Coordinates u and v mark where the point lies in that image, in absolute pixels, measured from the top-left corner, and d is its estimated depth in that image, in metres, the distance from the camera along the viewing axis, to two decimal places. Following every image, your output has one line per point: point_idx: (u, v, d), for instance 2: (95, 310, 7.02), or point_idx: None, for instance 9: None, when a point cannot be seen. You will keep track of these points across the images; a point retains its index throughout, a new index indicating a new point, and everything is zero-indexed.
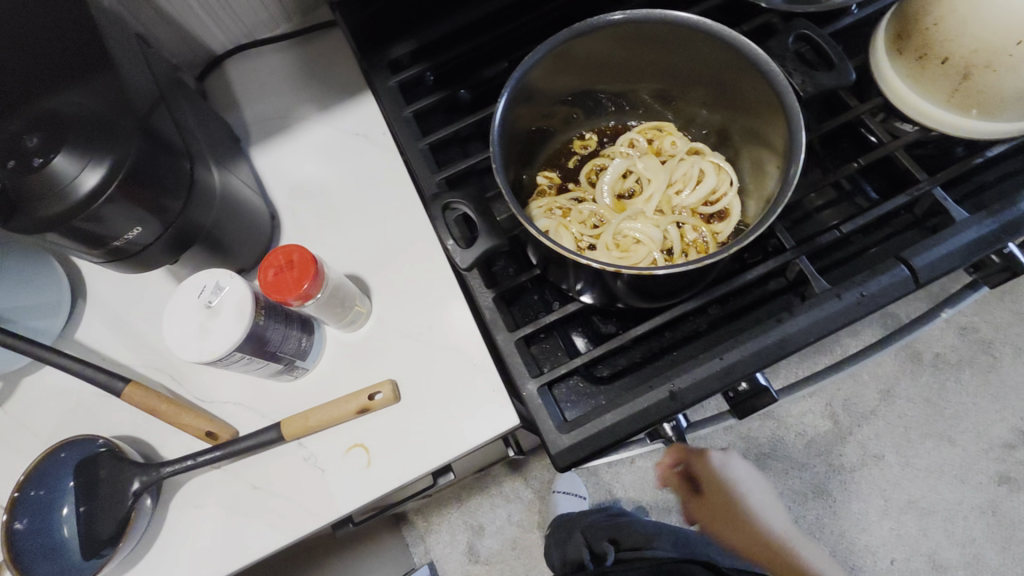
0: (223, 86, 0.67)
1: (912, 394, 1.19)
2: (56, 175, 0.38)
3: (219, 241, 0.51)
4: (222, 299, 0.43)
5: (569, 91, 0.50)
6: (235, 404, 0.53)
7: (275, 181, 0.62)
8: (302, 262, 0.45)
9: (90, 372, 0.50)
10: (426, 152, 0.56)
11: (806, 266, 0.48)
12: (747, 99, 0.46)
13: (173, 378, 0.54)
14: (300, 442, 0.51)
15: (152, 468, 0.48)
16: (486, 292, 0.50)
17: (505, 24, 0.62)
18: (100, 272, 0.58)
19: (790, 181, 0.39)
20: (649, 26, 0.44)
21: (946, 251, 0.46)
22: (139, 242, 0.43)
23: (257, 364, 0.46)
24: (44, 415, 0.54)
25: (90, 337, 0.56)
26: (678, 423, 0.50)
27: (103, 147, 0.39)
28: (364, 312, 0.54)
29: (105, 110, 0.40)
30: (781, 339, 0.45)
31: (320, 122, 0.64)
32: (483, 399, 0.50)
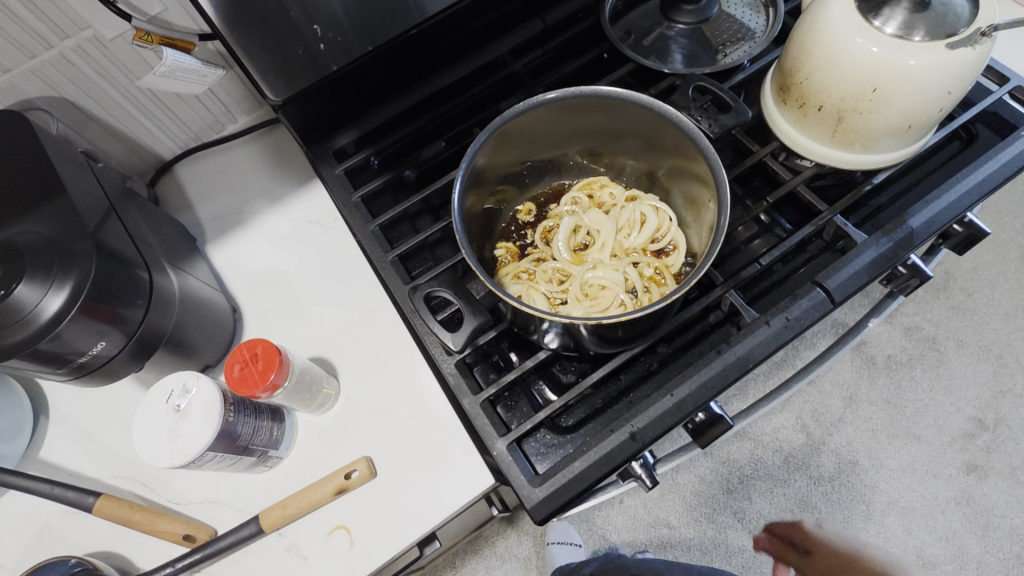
0: (176, 190, 0.70)
1: (874, 397, 1.24)
2: (19, 304, 0.40)
3: (184, 342, 0.53)
4: (190, 402, 0.44)
5: (510, 165, 0.55)
6: (212, 503, 0.53)
7: (233, 276, 0.64)
8: (266, 355, 0.46)
9: (59, 491, 0.49)
10: (377, 233, 0.60)
11: (735, 298, 0.52)
12: (668, 146, 0.51)
13: (145, 486, 0.54)
14: (279, 533, 0.51)
15: None
16: (448, 359, 0.52)
17: (439, 106, 0.67)
18: (61, 386, 0.58)
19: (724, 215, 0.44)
20: (569, 101, 0.50)
21: (853, 272, 0.52)
22: (104, 355, 0.45)
23: (231, 460, 0.47)
24: (10, 542, 0.53)
25: (56, 453, 0.56)
26: (647, 461, 0.52)
27: (63, 271, 0.41)
28: (333, 393, 0.55)
29: (61, 236, 0.42)
30: (723, 367, 0.50)
31: (274, 214, 0.67)
32: (457, 464, 0.52)
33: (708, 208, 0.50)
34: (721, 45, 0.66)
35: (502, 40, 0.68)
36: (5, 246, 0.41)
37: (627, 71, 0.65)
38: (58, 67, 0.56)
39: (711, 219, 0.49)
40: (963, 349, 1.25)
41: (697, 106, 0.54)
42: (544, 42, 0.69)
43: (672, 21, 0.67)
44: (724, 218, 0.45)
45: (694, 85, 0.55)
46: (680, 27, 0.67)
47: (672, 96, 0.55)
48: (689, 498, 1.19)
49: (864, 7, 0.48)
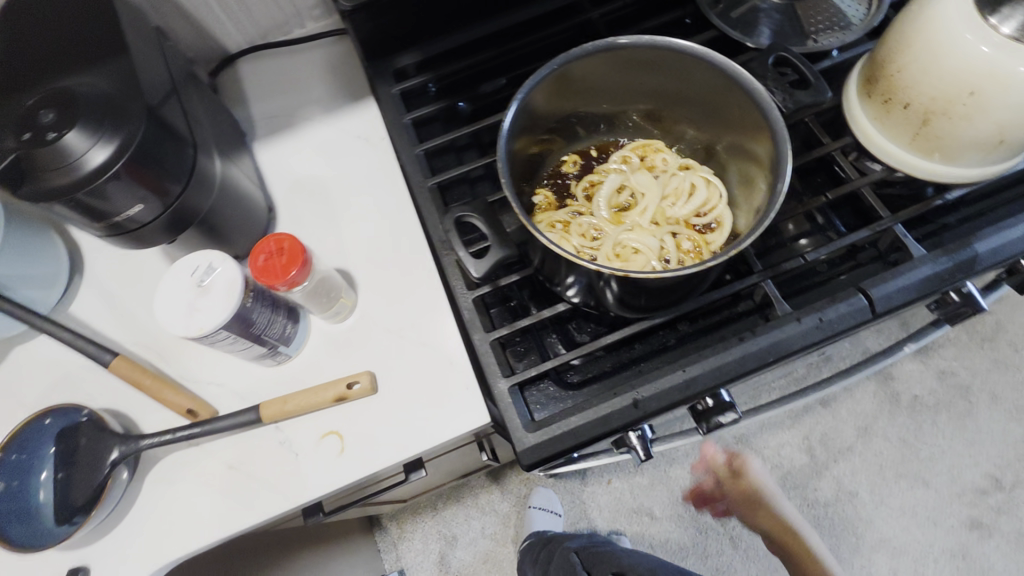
0: (234, 84, 0.70)
1: (889, 433, 1.20)
2: (66, 151, 0.41)
3: (216, 227, 0.54)
4: (213, 279, 0.45)
5: (566, 112, 0.53)
6: (217, 386, 0.54)
7: (275, 177, 0.65)
8: (292, 251, 0.47)
9: (81, 342, 0.52)
10: (421, 158, 0.59)
11: (771, 289, 0.50)
12: (733, 118, 0.49)
13: (159, 357, 0.56)
14: (277, 426, 0.53)
15: (131, 439, 0.50)
16: (466, 293, 0.52)
17: (507, 44, 0.66)
18: (100, 250, 0.61)
19: (779, 198, 0.42)
20: (639, 52, 0.47)
21: (902, 285, 0.49)
22: (138, 220, 0.45)
23: (241, 345, 0.48)
24: (31, 382, 0.56)
25: (84, 310, 0.59)
26: (644, 433, 0.52)
27: (113, 128, 0.41)
28: (349, 305, 0.56)
29: (118, 94, 0.42)
30: (744, 355, 0.48)
31: (324, 124, 0.67)
32: (457, 397, 0.52)
33: (761, 190, 0.47)
34: (813, 30, 0.62)
35: None
36: (64, 94, 0.42)
37: (707, 39, 0.62)
38: None
39: (762, 201, 0.47)
40: (996, 404, 1.20)
41: (774, 78, 0.51)
42: None
43: None
44: (777, 203, 0.42)
45: (777, 56, 0.52)
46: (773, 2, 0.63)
47: (750, 65, 0.52)
48: (677, 493, 1.19)
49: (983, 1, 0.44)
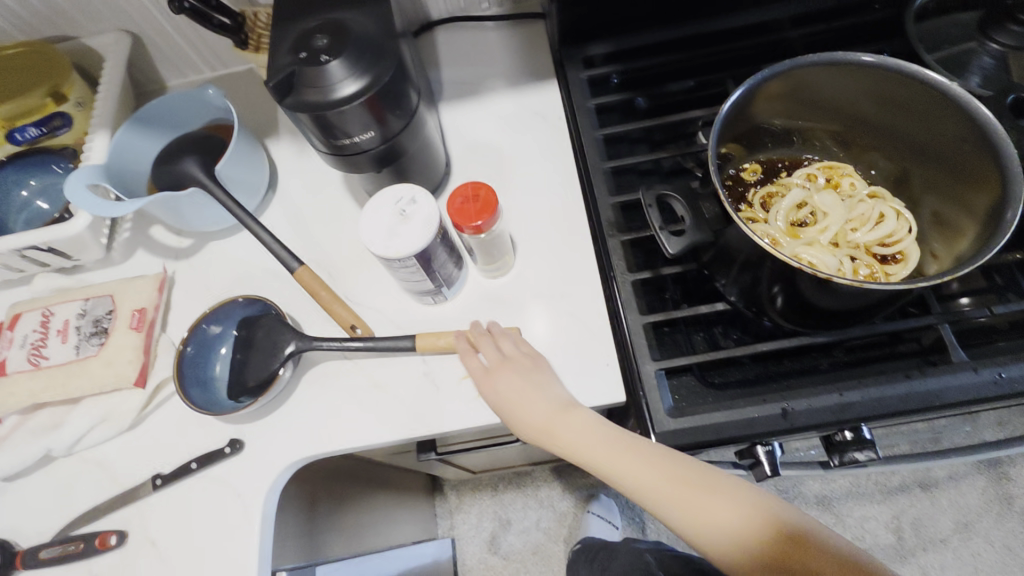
0: (430, 47, 0.76)
1: (993, 535, 1.10)
2: (329, 73, 0.46)
3: (406, 171, 0.58)
4: (415, 210, 0.49)
5: (770, 118, 0.54)
6: (377, 311, 0.59)
7: (454, 136, 0.69)
8: (485, 200, 0.50)
9: (277, 247, 0.58)
10: (599, 141, 0.62)
11: (947, 335, 0.49)
12: (947, 150, 0.48)
13: (330, 275, 0.62)
14: (423, 358, 0.57)
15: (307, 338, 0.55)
16: (626, 274, 0.54)
17: (697, 49, 0.67)
18: (294, 172, 0.68)
19: (1005, 232, 0.41)
20: (864, 69, 0.47)
21: None
22: (362, 146, 0.50)
23: (418, 276, 0.52)
24: (220, 274, 0.64)
25: (273, 221, 0.66)
26: (774, 449, 0.50)
27: (371, 63, 0.47)
28: (508, 264, 0.59)
29: (378, 34, 0.48)
30: (907, 393, 0.46)
31: (506, 96, 0.71)
32: (595, 370, 0.54)
33: (969, 229, 0.47)
34: None
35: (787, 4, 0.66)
36: (335, 24, 0.48)
37: None
38: None
39: (970, 241, 0.46)
40: None
41: None
42: (830, 20, 0.66)
43: (988, 39, 0.60)
44: (1003, 235, 0.41)
45: None
46: (993, 47, 0.60)
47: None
48: None
49: None
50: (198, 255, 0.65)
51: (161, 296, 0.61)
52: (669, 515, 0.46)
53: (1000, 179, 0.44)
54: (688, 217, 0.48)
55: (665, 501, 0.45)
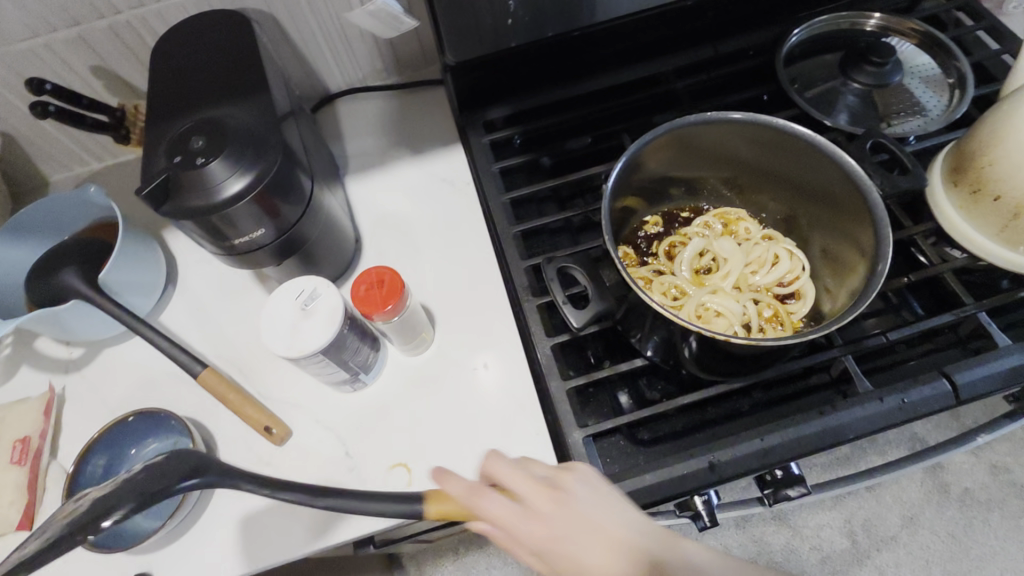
0: (331, 120, 0.75)
1: (936, 525, 1.14)
2: (211, 175, 0.44)
3: (314, 257, 0.56)
4: (318, 304, 0.48)
5: (664, 174, 0.56)
6: (294, 406, 0.56)
7: (363, 210, 0.68)
8: (391, 284, 0.49)
9: (175, 352, 0.55)
10: (507, 206, 0.62)
11: (851, 365, 0.50)
12: (824, 194, 0.51)
13: (240, 373, 0.58)
14: (346, 452, 0.54)
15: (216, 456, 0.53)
16: (545, 340, 0.53)
17: (593, 105, 0.69)
18: (194, 264, 0.64)
19: (880, 274, 0.44)
20: (738, 125, 0.50)
21: (987, 373, 0.49)
22: (257, 243, 0.48)
23: (330, 369, 0.50)
24: (116, 385, 0.59)
25: (174, 320, 0.61)
26: (710, 499, 0.50)
27: (254, 158, 0.45)
28: (428, 340, 0.58)
29: (260, 128, 0.47)
30: (822, 429, 0.48)
31: (413, 164, 0.70)
32: (526, 442, 0.53)
33: (855, 265, 0.49)
34: (890, 116, 0.64)
35: (670, 58, 0.70)
36: (213, 124, 0.46)
37: (788, 117, 0.65)
38: None
39: (858, 277, 0.48)
40: None
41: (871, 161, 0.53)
42: (711, 70, 0.70)
43: (850, 79, 0.65)
44: (879, 276, 0.44)
45: (874, 140, 0.55)
46: (855, 86, 0.65)
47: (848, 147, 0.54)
48: None
49: None
50: (91, 367, 0.59)
51: (48, 422, 0.56)
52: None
53: (873, 219, 0.47)
54: (591, 289, 0.48)
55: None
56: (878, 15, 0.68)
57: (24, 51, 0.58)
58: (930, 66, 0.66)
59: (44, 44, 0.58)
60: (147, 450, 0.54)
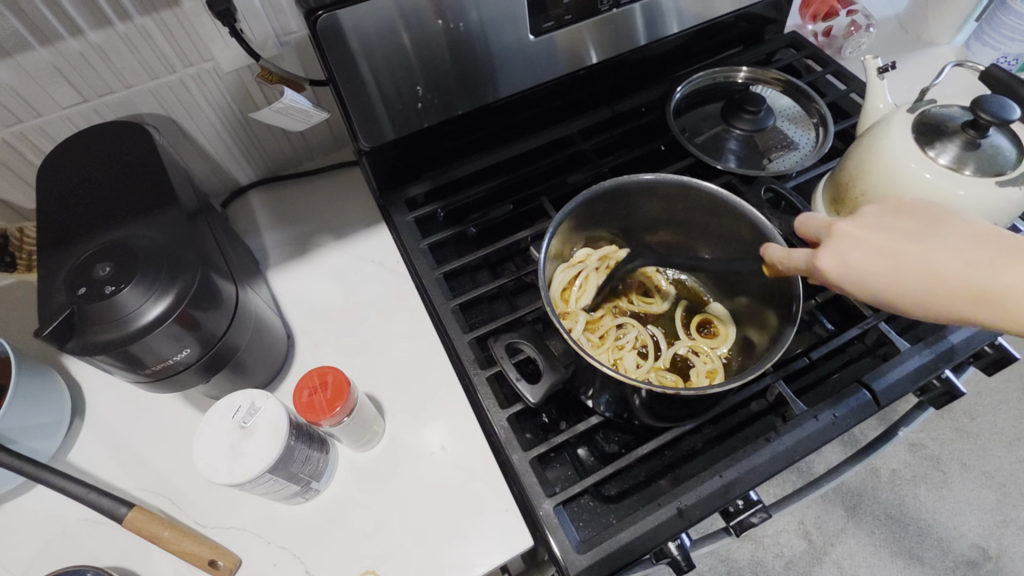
0: (245, 213, 0.72)
1: (877, 510, 1.21)
2: (123, 302, 0.41)
3: (244, 366, 0.53)
4: (257, 420, 0.44)
5: (583, 239, 0.59)
6: (240, 529, 0.51)
7: (290, 303, 0.65)
8: (335, 384, 0.47)
9: (92, 496, 0.48)
10: (440, 280, 0.62)
11: (784, 389, 0.54)
12: (722, 230, 0.57)
13: (173, 503, 0.53)
14: (306, 570, 0.50)
15: None
16: (500, 412, 0.53)
17: (509, 172, 0.72)
18: (104, 390, 0.59)
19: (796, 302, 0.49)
20: (633, 186, 0.55)
21: (897, 377, 0.54)
22: (182, 364, 0.45)
23: (279, 486, 0.46)
24: (20, 545, 0.51)
25: (84, 457, 0.55)
26: (683, 542, 0.51)
27: (171, 277, 0.43)
28: (379, 432, 0.56)
29: (174, 245, 0.44)
30: (772, 456, 0.51)
31: (338, 250, 0.69)
32: (497, 520, 0.51)
33: (773, 300, 0.54)
34: (770, 153, 0.71)
35: (571, 122, 0.75)
36: (120, 246, 0.44)
37: (686, 165, 0.71)
38: (174, 90, 0.60)
39: (779, 309, 0.53)
40: (967, 473, 1.24)
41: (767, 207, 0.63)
42: (611, 129, 0.76)
43: (731, 126, 0.72)
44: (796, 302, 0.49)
45: (766, 187, 0.65)
46: (737, 132, 0.72)
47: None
48: None
49: (920, 138, 0.53)
50: None
51: None
52: (855, 257, 0.40)
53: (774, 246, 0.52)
54: (541, 361, 0.50)
55: (866, 261, 0.40)
56: (745, 69, 0.77)
57: None
58: (795, 107, 0.75)
59: None
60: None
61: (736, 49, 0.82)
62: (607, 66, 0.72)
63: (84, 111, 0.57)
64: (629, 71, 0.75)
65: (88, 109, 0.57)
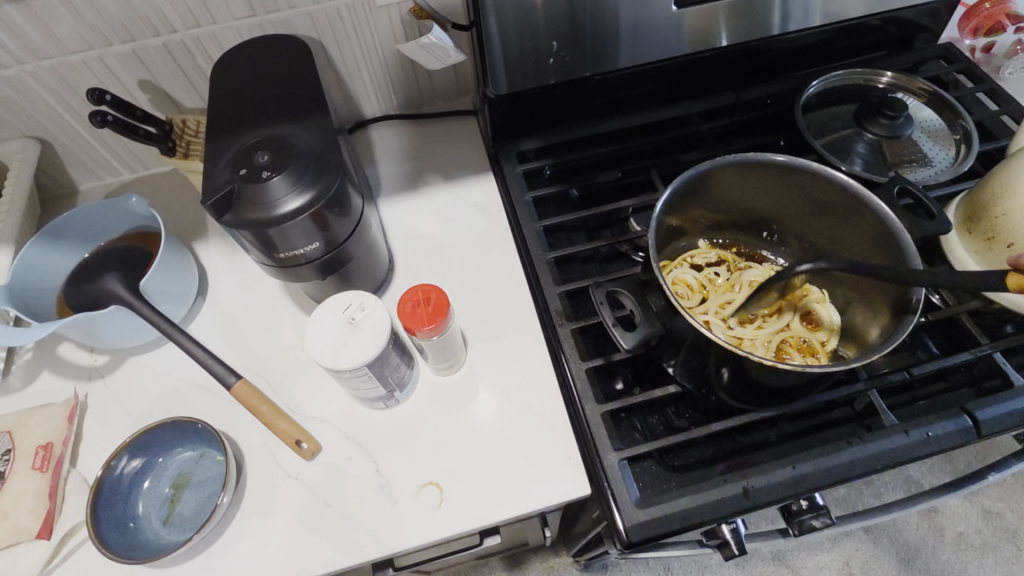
0: (365, 143, 0.77)
1: (933, 570, 1.14)
2: (272, 189, 0.46)
3: (351, 275, 0.57)
4: (365, 317, 0.48)
5: (690, 212, 0.59)
6: (324, 421, 0.56)
7: (395, 231, 0.69)
8: (437, 303, 0.50)
9: (211, 361, 0.54)
10: (539, 233, 0.64)
11: (876, 399, 0.52)
12: (850, 222, 0.55)
13: (269, 386, 0.58)
14: (378, 469, 0.54)
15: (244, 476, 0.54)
16: (579, 363, 0.54)
17: (621, 142, 0.72)
18: (225, 278, 0.65)
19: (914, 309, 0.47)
20: (758, 165, 0.54)
21: (1006, 411, 0.51)
22: (307, 257, 0.49)
23: (369, 385, 0.50)
24: (141, 393, 0.58)
25: (202, 331, 0.62)
26: (738, 527, 0.51)
27: (314, 176, 0.47)
28: (461, 360, 0.59)
29: (321, 148, 0.49)
30: (852, 460, 0.49)
31: (445, 190, 0.72)
32: (558, 464, 0.53)
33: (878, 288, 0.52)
34: (903, 165, 0.68)
35: (692, 103, 0.74)
36: (277, 140, 0.48)
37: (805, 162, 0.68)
38: (330, 16, 0.65)
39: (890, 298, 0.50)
40: None
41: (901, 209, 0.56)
42: (732, 115, 0.74)
43: (863, 129, 0.69)
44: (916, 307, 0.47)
45: (900, 186, 0.57)
46: (869, 137, 0.68)
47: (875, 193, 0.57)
48: None
49: None
50: (115, 374, 0.59)
51: (72, 428, 0.55)
52: None
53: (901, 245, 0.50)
54: (640, 315, 0.51)
55: None
56: (889, 74, 0.73)
57: (77, 62, 0.60)
58: (937, 121, 0.71)
59: (98, 56, 0.61)
60: (175, 459, 0.54)
61: (880, 54, 0.78)
62: (741, 51, 0.71)
63: (250, 24, 0.63)
64: (761, 60, 0.73)
65: (254, 23, 0.63)
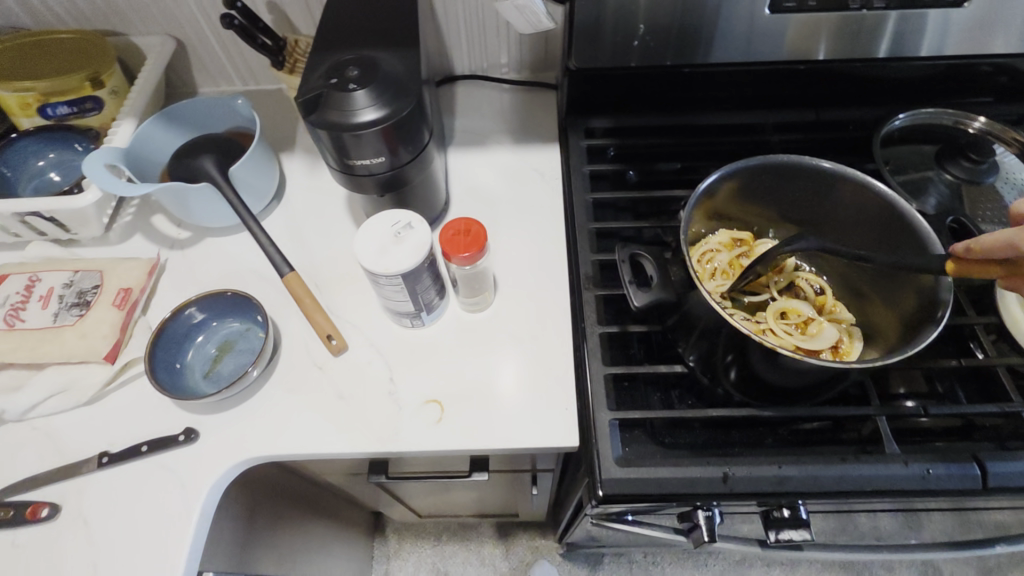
0: (449, 96, 0.82)
1: None
2: (354, 100, 0.51)
3: (408, 201, 0.62)
4: (409, 233, 0.53)
5: (723, 207, 0.61)
6: (354, 325, 0.62)
7: (457, 178, 0.74)
8: (476, 235, 0.54)
9: (271, 249, 0.61)
10: (588, 204, 0.67)
11: (883, 426, 0.51)
12: (884, 235, 0.56)
13: (316, 285, 0.64)
14: (391, 377, 0.59)
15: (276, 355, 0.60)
16: (595, 325, 0.57)
17: (688, 138, 0.74)
18: (300, 187, 0.72)
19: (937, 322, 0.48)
20: (793, 169, 0.56)
21: (1020, 469, 0.49)
22: (370, 170, 0.54)
23: (399, 296, 0.55)
24: (210, 268, 0.66)
25: (271, 228, 0.69)
26: (713, 516, 0.51)
27: (392, 97, 0.52)
28: (488, 300, 0.62)
29: (404, 75, 0.53)
30: (841, 476, 0.49)
31: (511, 151, 0.76)
32: (555, 413, 0.56)
33: (909, 296, 0.53)
34: (979, 212, 0.65)
35: (770, 114, 0.74)
36: (368, 61, 0.54)
37: None
38: None
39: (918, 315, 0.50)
40: None
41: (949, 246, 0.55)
42: (808, 133, 0.74)
43: (942, 168, 0.67)
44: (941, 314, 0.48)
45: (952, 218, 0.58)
46: (947, 177, 0.67)
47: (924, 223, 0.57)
48: None
49: None
50: (193, 248, 0.67)
51: (150, 280, 0.63)
52: None
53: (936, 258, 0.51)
54: (655, 277, 0.53)
55: None
56: (982, 119, 0.70)
57: None
58: None
59: None
60: (226, 326, 0.61)
61: (984, 100, 0.75)
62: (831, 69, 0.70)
63: None
64: (851, 83, 0.72)
65: None
